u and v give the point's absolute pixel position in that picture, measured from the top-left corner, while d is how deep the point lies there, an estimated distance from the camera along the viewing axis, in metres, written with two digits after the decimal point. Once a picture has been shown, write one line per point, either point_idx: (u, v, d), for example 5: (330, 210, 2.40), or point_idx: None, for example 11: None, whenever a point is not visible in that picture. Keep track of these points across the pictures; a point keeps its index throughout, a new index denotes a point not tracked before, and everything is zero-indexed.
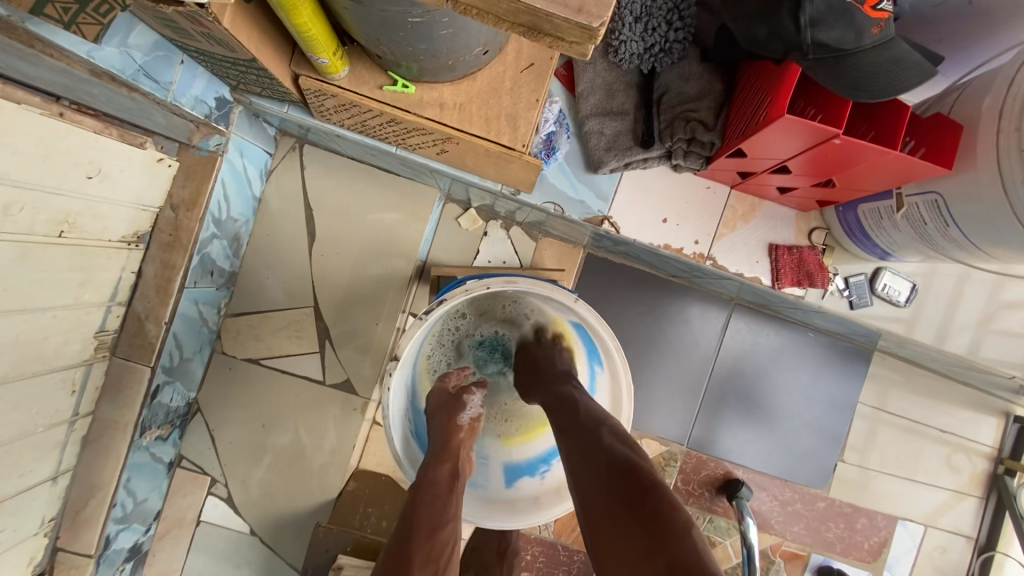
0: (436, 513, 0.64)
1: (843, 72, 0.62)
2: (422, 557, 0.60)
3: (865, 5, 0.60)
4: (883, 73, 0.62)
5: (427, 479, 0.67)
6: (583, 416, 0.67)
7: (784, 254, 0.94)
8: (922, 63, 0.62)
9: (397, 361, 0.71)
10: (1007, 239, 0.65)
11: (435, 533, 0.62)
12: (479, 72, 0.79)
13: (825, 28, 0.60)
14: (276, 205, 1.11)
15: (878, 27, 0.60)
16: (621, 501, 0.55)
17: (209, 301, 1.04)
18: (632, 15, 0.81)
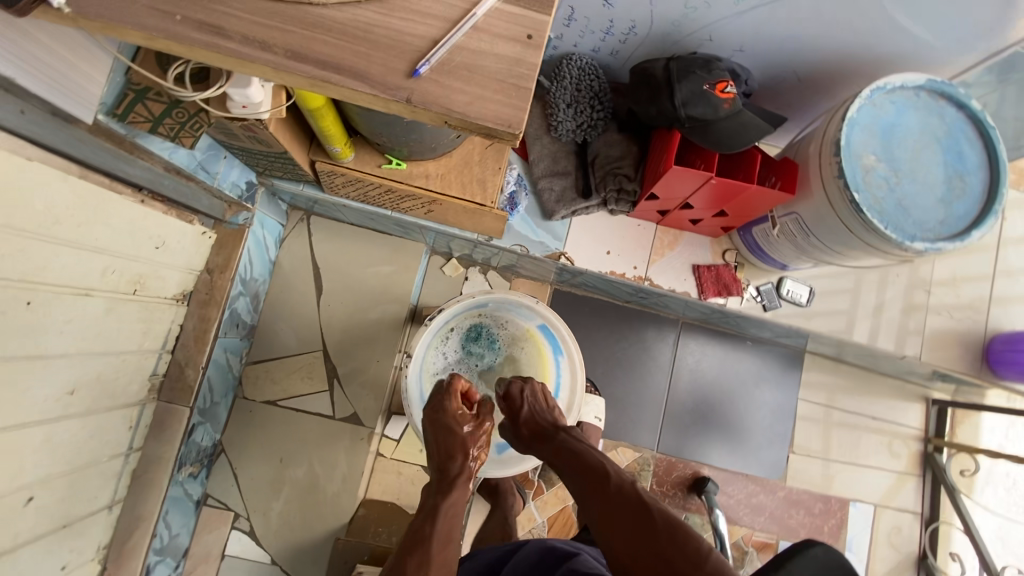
0: (452, 527, 0.75)
1: (710, 135, 0.89)
2: (440, 559, 0.71)
3: (716, 90, 0.87)
4: (738, 132, 0.88)
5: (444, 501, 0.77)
6: (559, 436, 0.85)
7: (704, 271, 1.19)
8: (764, 123, 0.89)
9: (409, 357, 0.92)
10: (842, 241, 0.90)
11: (449, 542, 0.73)
12: (454, 151, 1.05)
13: (692, 107, 0.87)
14: (288, 266, 1.31)
15: (728, 104, 0.86)
16: (612, 503, 0.74)
17: (234, 349, 1.21)
18: (564, 102, 1.09)
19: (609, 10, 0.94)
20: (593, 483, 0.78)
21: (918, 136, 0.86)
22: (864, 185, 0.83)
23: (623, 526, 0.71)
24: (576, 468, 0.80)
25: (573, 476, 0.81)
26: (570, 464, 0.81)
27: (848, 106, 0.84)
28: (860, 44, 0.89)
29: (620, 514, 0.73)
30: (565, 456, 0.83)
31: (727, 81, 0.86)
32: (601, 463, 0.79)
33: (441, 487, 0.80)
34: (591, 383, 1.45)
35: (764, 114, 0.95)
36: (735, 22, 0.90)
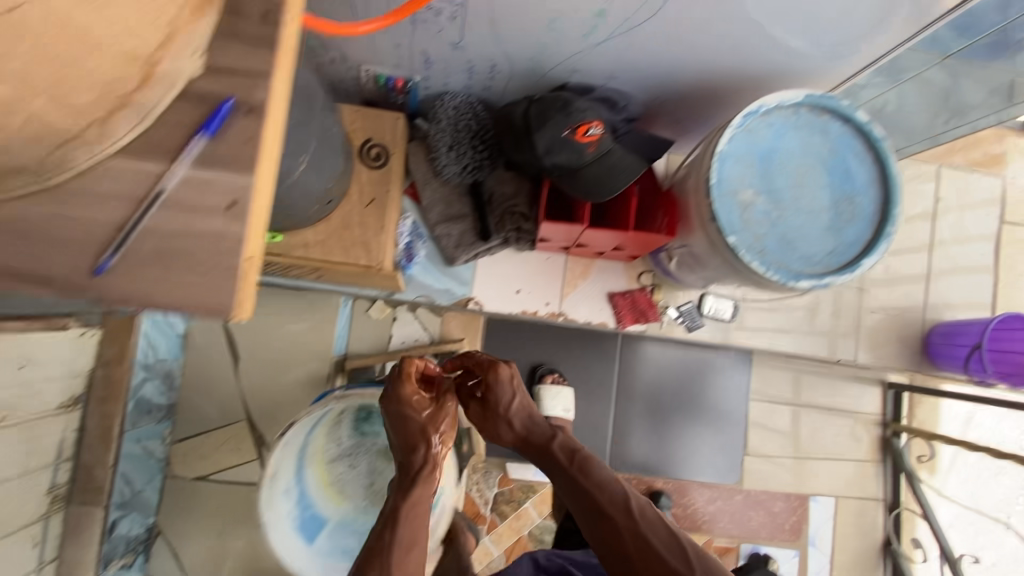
0: (414, 532, 0.73)
1: (582, 187, 0.84)
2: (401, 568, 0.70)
3: (578, 135, 0.80)
4: (608, 176, 0.84)
5: (409, 501, 0.75)
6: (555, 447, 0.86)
7: (619, 299, 1.14)
8: (633, 163, 0.85)
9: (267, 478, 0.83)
10: (733, 275, 0.86)
11: (412, 549, 0.72)
12: (332, 214, 0.98)
13: (555, 154, 0.81)
14: (200, 337, 1.27)
15: (592, 147, 0.81)
16: (614, 524, 0.77)
17: (151, 435, 1.18)
18: (444, 145, 1.02)
19: (462, 53, 0.86)
20: (592, 503, 0.80)
21: (799, 159, 0.79)
22: (742, 225, 0.77)
23: (625, 548, 0.76)
24: (574, 487, 0.82)
25: (569, 491, 0.83)
26: (573, 482, 0.82)
27: (718, 138, 0.77)
28: (733, 61, 0.82)
29: (618, 547, 0.76)
30: (564, 468, 0.84)
31: (588, 123, 0.80)
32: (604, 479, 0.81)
33: (408, 484, 0.77)
34: (555, 374, 1.43)
35: (639, 143, 0.89)
36: (594, 53, 0.81)
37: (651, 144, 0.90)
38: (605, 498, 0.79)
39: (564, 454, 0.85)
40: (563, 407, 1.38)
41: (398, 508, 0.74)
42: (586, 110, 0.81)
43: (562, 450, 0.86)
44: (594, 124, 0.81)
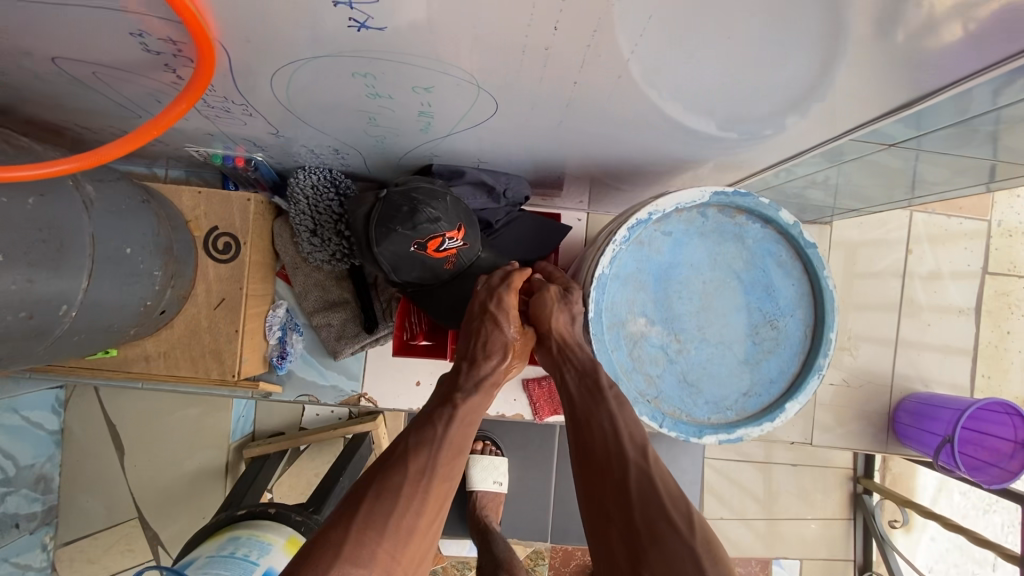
0: (459, 440, 0.66)
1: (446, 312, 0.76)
2: (420, 479, 0.60)
3: (427, 250, 0.67)
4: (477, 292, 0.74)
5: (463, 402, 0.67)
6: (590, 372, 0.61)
7: (535, 388, 0.98)
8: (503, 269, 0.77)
9: None
10: None
11: (453, 457, 0.64)
12: (174, 320, 0.84)
13: (403, 270, 0.69)
14: (80, 430, 1.15)
15: (445, 262, 0.70)
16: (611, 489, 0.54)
17: (24, 548, 1.07)
18: (304, 230, 0.85)
19: (288, 139, 0.70)
20: (589, 447, 0.57)
21: (706, 276, 0.62)
22: (632, 365, 0.61)
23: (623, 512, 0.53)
24: (578, 417, 0.59)
25: (577, 427, 0.59)
26: (599, 412, 0.57)
27: (599, 257, 0.60)
28: (624, 145, 0.65)
29: (604, 499, 0.55)
30: (575, 401, 0.60)
31: (440, 236, 0.67)
32: (612, 415, 0.57)
33: (465, 387, 0.69)
34: (488, 442, 1.30)
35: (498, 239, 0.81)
36: (446, 144, 0.64)
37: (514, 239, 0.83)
38: (614, 436, 0.56)
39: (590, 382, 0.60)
40: (494, 478, 1.24)
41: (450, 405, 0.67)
42: (438, 220, 0.66)
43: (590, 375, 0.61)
44: (448, 236, 0.68)
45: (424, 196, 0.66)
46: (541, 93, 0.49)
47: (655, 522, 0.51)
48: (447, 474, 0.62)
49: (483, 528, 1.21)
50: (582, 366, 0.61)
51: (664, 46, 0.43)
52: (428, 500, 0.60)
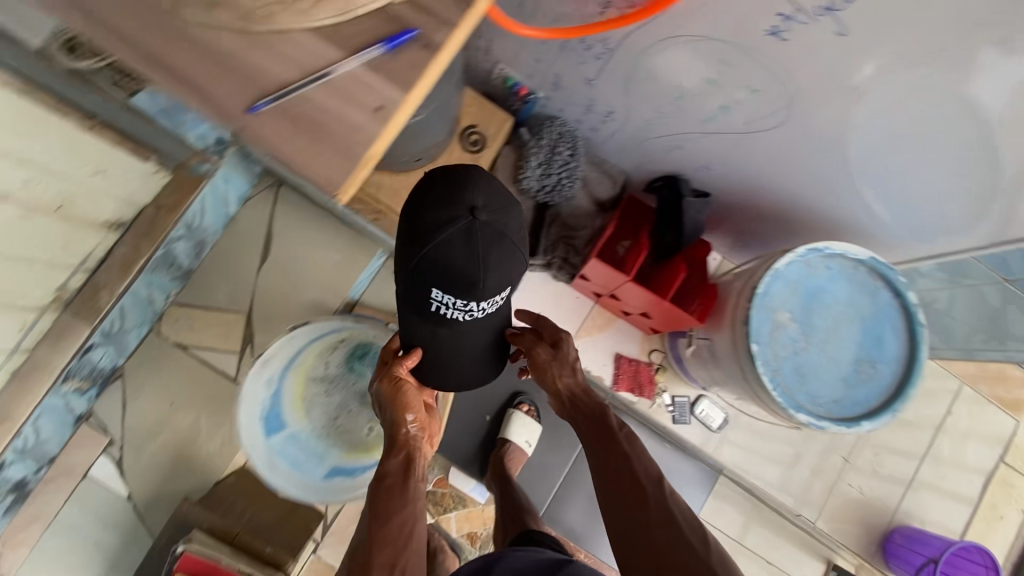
0: (394, 502, 0.85)
1: (459, 381, 0.89)
2: (382, 545, 0.83)
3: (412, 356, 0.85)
4: (430, 377, 0.88)
5: (384, 470, 0.88)
6: (604, 423, 0.92)
7: (624, 362, 1.17)
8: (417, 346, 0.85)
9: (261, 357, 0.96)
10: (743, 386, 0.89)
11: (393, 518, 0.84)
12: (414, 170, 1.07)
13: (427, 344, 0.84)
14: (245, 223, 1.34)
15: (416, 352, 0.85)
16: (635, 506, 0.84)
17: (161, 287, 1.23)
18: (536, 161, 1.08)
19: (589, 89, 0.94)
20: (611, 479, 0.87)
21: (842, 308, 0.83)
22: (769, 340, 0.81)
23: (639, 519, 0.82)
24: (604, 451, 0.90)
25: (599, 465, 0.90)
26: (615, 450, 0.89)
27: (778, 257, 0.82)
28: (819, 200, 0.88)
29: (632, 511, 0.84)
30: (599, 443, 0.91)
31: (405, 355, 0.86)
32: (627, 459, 0.88)
33: (391, 457, 0.89)
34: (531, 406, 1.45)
35: (417, 244, 0.68)
36: (701, 141, 0.89)
37: (474, 239, 0.68)
38: (635, 472, 0.86)
39: (604, 427, 0.92)
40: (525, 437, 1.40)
41: (374, 483, 0.88)
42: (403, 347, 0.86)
43: (604, 424, 0.92)
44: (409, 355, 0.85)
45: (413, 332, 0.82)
46: (821, 122, 0.74)
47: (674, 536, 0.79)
48: (387, 536, 0.84)
49: (501, 475, 1.35)
50: (594, 412, 0.94)
51: (897, 144, 0.72)
52: (375, 560, 0.82)
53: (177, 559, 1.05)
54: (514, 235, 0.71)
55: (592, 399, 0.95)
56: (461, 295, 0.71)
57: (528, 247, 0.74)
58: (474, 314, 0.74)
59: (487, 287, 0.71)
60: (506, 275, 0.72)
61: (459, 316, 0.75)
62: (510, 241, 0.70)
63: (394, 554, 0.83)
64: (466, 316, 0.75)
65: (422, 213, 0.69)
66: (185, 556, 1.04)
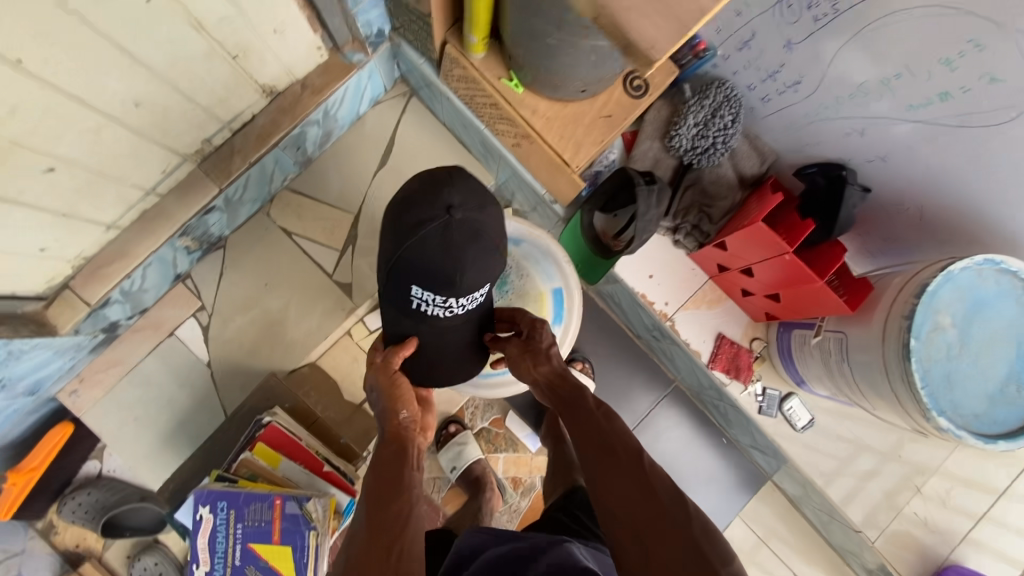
0: (389, 489, 0.78)
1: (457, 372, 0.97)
2: (377, 523, 0.74)
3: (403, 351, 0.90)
4: (418, 370, 0.94)
5: (379, 459, 0.83)
6: (583, 400, 0.86)
7: (725, 344, 1.16)
8: (412, 338, 0.89)
9: None
10: (871, 383, 0.88)
11: (389, 505, 0.76)
12: (572, 102, 1.04)
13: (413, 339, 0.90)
14: (370, 126, 1.34)
15: (410, 348, 0.89)
16: (621, 472, 0.75)
17: (284, 167, 1.23)
18: (693, 119, 1.06)
19: (785, 54, 0.92)
20: (598, 450, 0.79)
21: (1003, 326, 0.81)
22: (925, 339, 0.79)
23: (624, 485, 0.73)
24: (583, 425, 0.83)
25: (581, 440, 0.82)
26: (593, 421, 0.83)
27: (954, 261, 0.80)
28: (1001, 217, 0.85)
29: (619, 478, 0.74)
30: (577, 422, 0.84)
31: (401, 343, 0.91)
32: (603, 428, 0.81)
33: (378, 452, 0.85)
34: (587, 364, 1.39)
35: (399, 244, 0.77)
36: (894, 129, 0.87)
37: (463, 236, 0.77)
38: (620, 442, 0.79)
39: (581, 405, 0.86)
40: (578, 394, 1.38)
41: (368, 472, 0.82)
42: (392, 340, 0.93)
43: (580, 402, 0.86)
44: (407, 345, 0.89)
45: (406, 327, 0.88)
46: None
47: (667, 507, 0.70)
48: (380, 519, 0.74)
49: (554, 430, 1.32)
50: (574, 390, 0.89)
51: None
52: (376, 541, 0.71)
53: (262, 428, 1.03)
54: (491, 234, 0.80)
55: (570, 381, 0.90)
56: (442, 294, 0.80)
57: (503, 244, 0.83)
58: (454, 309, 0.83)
59: (466, 282, 0.79)
60: (485, 269, 0.81)
61: (439, 313, 0.83)
62: (486, 240, 0.79)
63: (393, 538, 0.72)
64: (446, 313, 0.83)
65: (406, 215, 0.78)
66: (271, 426, 1.02)
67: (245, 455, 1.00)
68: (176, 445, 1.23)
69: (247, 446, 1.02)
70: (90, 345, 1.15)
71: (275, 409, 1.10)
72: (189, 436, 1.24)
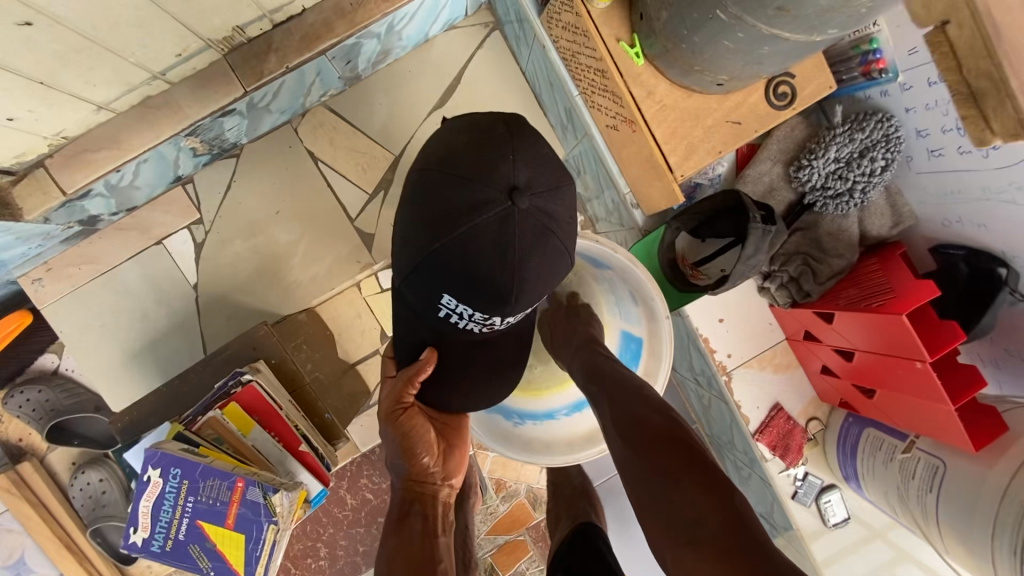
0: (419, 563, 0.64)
1: (487, 403, 0.80)
2: None
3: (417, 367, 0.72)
4: (435, 399, 0.76)
5: (398, 522, 0.70)
6: (604, 368, 0.76)
7: (781, 417, 1.00)
8: (429, 351, 0.72)
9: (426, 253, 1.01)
10: (962, 531, 0.73)
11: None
12: (699, 94, 0.82)
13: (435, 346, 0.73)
14: (436, 54, 1.11)
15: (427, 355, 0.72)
16: (645, 429, 0.64)
17: (326, 80, 1.02)
18: (835, 153, 0.85)
19: None
20: (621, 411, 0.68)
21: None
22: None
23: (646, 441, 0.63)
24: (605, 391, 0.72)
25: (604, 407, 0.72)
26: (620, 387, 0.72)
27: None
28: None
29: (642, 433, 0.64)
30: (598, 387, 0.74)
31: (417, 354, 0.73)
32: (629, 393, 0.70)
33: (395, 508, 0.72)
34: None
35: (445, 232, 0.62)
36: None
37: (523, 233, 0.63)
38: (642, 403, 0.68)
39: (602, 372, 0.75)
40: None
41: (386, 532, 0.69)
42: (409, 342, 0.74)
43: (601, 370, 0.76)
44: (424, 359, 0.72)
45: (432, 331, 0.71)
46: None
47: (653, 424, 0.64)
48: None
49: None
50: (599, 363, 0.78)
51: None
52: None
53: (238, 387, 0.87)
54: (561, 233, 0.67)
55: (595, 355, 0.80)
56: (488, 309, 0.66)
57: (571, 246, 0.69)
58: (494, 327, 0.70)
59: (519, 300, 0.67)
60: (544, 282, 0.68)
61: (475, 327, 0.69)
62: (554, 240, 0.66)
63: None
64: (483, 328, 0.70)
65: (450, 193, 0.62)
66: (249, 388, 0.86)
67: (213, 415, 0.84)
68: (142, 366, 1.09)
69: (216, 403, 0.87)
70: (62, 235, 0.99)
71: (258, 365, 0.94)
72: (159, 361, 1.09)
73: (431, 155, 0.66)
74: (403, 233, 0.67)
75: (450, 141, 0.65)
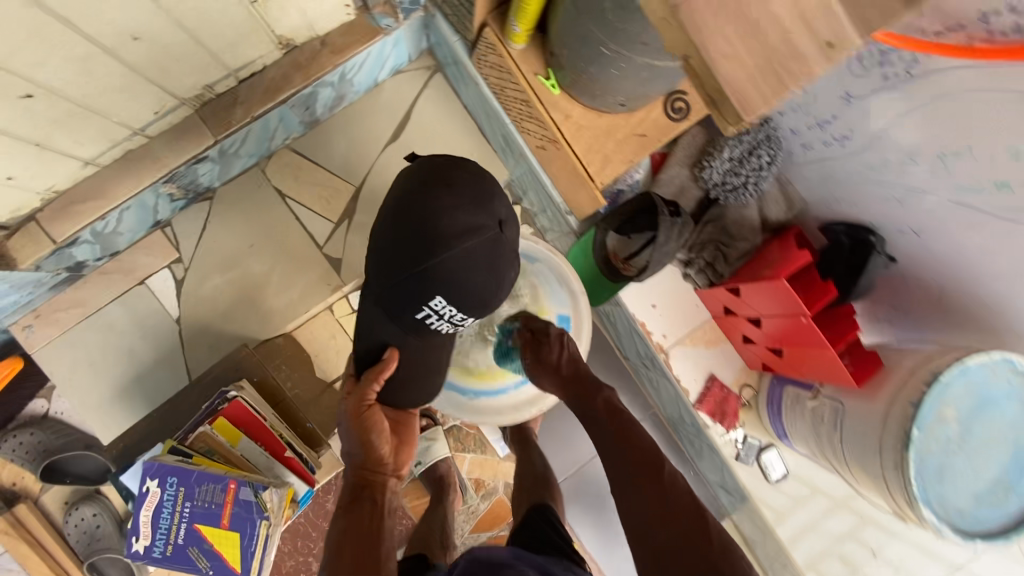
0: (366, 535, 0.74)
1: (423, 393, 0.91)
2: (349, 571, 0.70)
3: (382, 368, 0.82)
4: (391, 397, 0.88)
5: (349, 506, 0.79)
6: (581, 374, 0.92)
7: (716, 386, 1.13)
8: (394, 351, 0.82)
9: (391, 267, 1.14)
10: (863, 459, 0.86)
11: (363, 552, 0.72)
12: (608, 113, 0.98)
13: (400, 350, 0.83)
14: (386, 96, 1.25)
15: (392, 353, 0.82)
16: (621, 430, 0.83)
17: (288, 125, 1.14)
18: (728, 154, 1.01)
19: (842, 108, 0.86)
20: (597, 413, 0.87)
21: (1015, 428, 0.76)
22: (927, 429, 0.76)
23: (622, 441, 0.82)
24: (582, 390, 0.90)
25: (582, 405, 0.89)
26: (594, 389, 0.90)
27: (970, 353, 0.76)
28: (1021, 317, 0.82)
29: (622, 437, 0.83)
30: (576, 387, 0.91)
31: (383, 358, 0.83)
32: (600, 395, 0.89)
33: (348, 496, 0.82)
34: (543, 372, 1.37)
35: (433, 253, 0.72)
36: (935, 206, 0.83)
37: (499, 253, 0.77)
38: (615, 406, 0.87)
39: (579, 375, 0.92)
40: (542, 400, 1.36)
41: (340, 512, 0.79)
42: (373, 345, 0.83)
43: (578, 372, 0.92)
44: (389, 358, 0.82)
45: (401, 334, 0.80)
46: None
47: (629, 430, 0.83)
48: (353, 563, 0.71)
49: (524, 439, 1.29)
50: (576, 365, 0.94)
51: None
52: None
53: (225, 402, 0.96)
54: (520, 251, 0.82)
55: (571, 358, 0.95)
56: (467, 313, 0.79)
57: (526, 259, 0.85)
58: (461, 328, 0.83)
59: (491, 305, 0.81)
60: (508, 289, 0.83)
61: (443, 327, 0.81)
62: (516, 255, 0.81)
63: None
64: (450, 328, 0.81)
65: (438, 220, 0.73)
66: (235, 402, 0.95)
67: (204, 429, 0.93)
68: (131, 398, 1.16)
69: (206, 418, 0.95)
70: (51, 282, 1.07)
71: (242, 383, 1.03)
72: (146, 392, 1.17)
73: (413, 185, 0.76)
74: (394, 247, 0.75)
75: (430, 175, 0.76)
